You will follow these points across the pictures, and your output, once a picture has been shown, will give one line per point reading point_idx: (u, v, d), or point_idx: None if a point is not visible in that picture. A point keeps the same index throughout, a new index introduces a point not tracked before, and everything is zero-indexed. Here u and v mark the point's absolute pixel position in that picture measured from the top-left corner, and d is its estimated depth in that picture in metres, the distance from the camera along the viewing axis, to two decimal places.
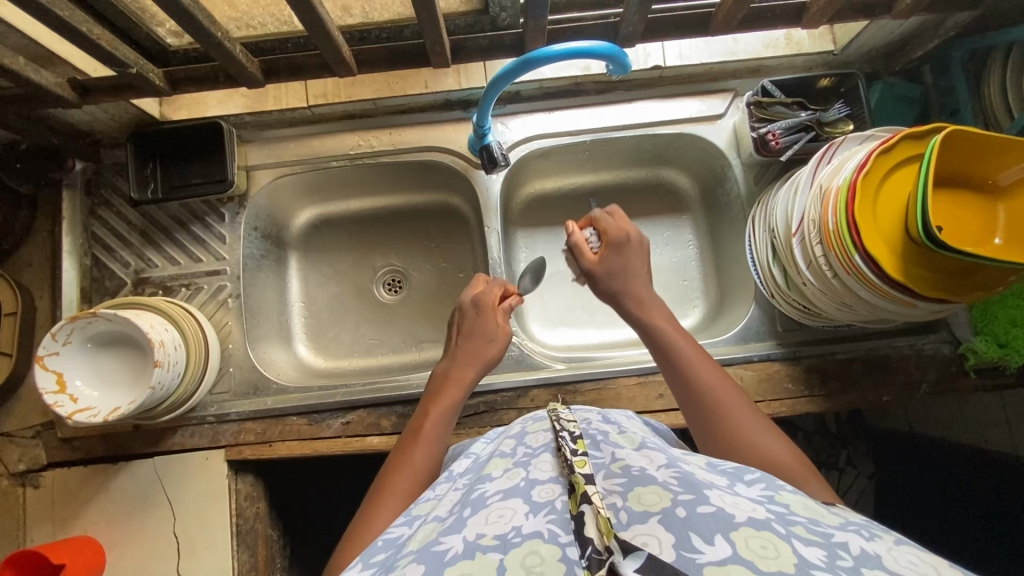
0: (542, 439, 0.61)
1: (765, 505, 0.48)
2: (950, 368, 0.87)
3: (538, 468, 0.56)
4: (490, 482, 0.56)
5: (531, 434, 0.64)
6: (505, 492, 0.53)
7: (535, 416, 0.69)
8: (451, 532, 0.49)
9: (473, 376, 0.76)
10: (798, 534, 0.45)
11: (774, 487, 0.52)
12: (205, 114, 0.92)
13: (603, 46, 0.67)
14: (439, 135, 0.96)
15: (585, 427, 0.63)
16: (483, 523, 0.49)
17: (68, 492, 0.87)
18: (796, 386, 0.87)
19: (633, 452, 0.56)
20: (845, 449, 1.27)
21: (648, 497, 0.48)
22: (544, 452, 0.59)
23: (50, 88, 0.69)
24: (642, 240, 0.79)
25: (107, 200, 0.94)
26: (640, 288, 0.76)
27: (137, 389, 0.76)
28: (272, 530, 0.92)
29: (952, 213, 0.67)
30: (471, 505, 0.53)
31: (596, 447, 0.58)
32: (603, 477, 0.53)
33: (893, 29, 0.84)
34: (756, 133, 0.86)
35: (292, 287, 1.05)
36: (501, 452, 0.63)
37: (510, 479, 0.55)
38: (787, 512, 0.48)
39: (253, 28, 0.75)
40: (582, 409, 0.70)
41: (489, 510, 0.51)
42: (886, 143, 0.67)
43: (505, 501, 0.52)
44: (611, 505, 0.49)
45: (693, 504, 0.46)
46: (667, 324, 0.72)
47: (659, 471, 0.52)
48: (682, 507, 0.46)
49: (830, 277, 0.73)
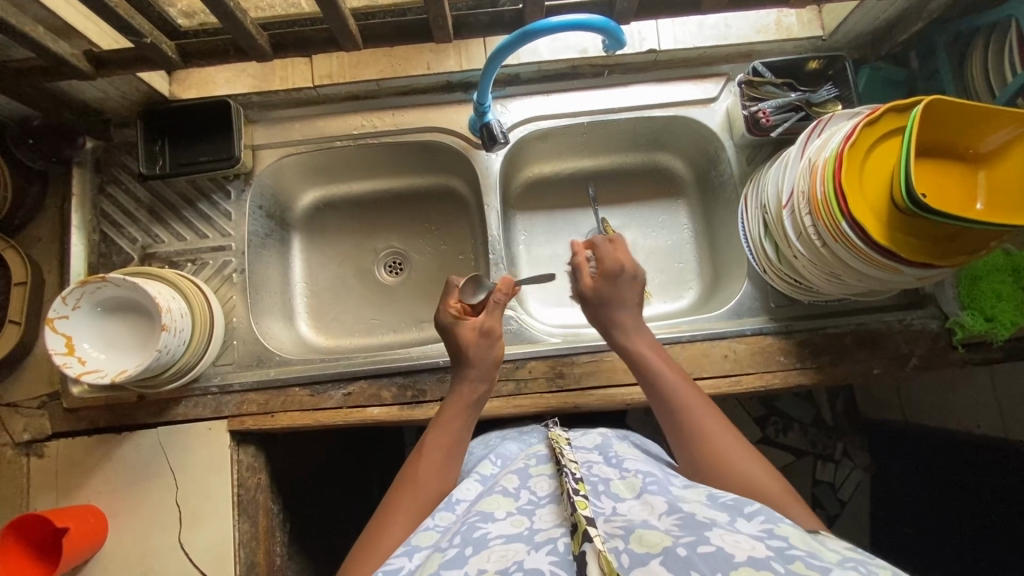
0: (546, 488, 0.63)
1: (765, 542, 0.49)
2: (938, 343, 0.89)
3: (541, 517, 0.58)
4: (493, 521, 0.58)
5: (535, 477, 0.65)
6: (507, 537, 0.55)
7: (538, 453, 0.71)
8: (453, 566, 0.52)
9: (472, 393, 0.75)
10: (797, 572, 0.45)
11: (774, 521, 0.53)
12: (213, 93, 0.94)
13: (598, 19, 0.70)
14: (441, 116, 0.98)
15: (587, 470, 0.67)
16: (486, 563, 0.52)
17: (72, 461, 0.88)
18: (788, 359, 0.89)
19: (634, 505, 0.58)
20: (840, 441, 1.29)
21: (650, 539, 0.51)
22: (547, 503, 0.61)
23: (67, 58, 0.72)
24: (636, 272, 0.78)
25: (116, 177, 0.96)
26: (629, 318, 0.77)
27: (144, 352, 0.78)
28: (272, 503, 0.93)
29: (936, 181, 0.69)
30: (473, 544, 0.55)
31: (597, 496, 0.61)
32: (604, 523, 0.56)
33: (879, 14, 0.88)
34: (748, 111, 0.89)
35: (295, 267, 1.07)
36: (504, 489, 0.63)
37: (513, 526, 0.57)
38: (787, 547, 0.49)
39: (263, 10, 0.81)
40: (581, 448, 0.73)
41: (491, 550, 0.53)
42: (871, 115, 0.70)
43: (508, 544, 0.54)
44: (614, 548, 0.51)
45: (694, 545, 0.49)
46: (653, 353, 0.74)
47: (661, 521, 0.54)
48: (683, 547, 0.49)
49: (819, 246, 0.75)
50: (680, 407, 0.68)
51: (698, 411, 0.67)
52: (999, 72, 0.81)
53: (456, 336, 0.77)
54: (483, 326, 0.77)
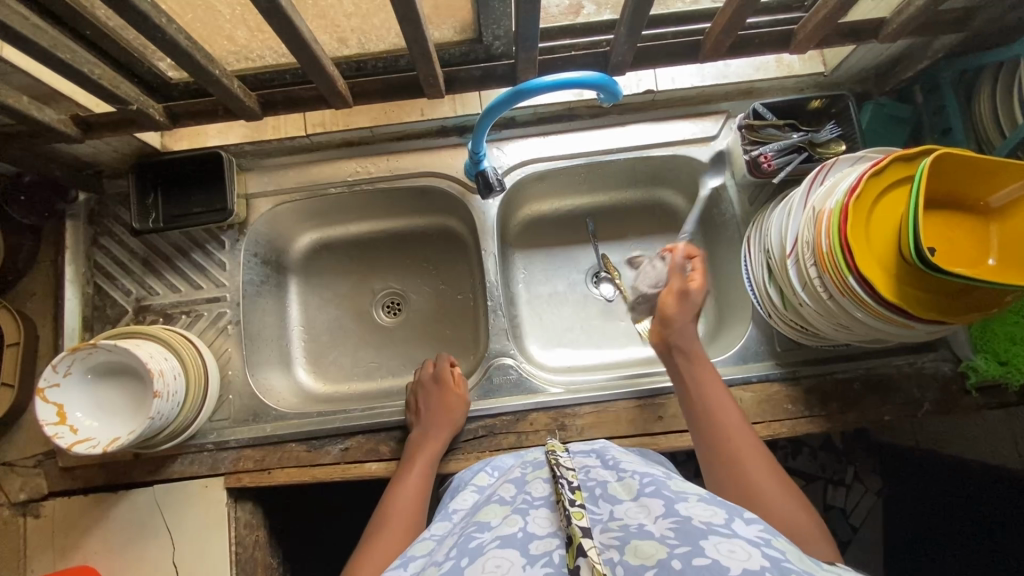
0: (542, 488, 0.62)
1: (761, 549, 0.47)
2: (951, 388, 0.87)
3: (535, 521, 0.56)
4: (488, 531, 0.57)
5: (530, 482, 0.65)
6: (502, 540, 0.54)
7: (535, 461, 0.71)
8: None
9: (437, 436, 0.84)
10: None
11: (771, 531, 0.51)
12: (206, 144, 0.94)
13: (594, 77, 0.69)
14: (436, 160, 0.97)
15: (585, 476, 0.65)
16: (479, 573, 0.50)
17: (68, 521, 0.86)
18: (796, 407, 0.87)
19: (631, 506, 0.56)
20: (852, 465, 1.16)
21: (645, 550, 0.49)
22: (541, 505, 0.59)
23: (53, 124, 0.72)
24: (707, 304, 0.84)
25: (109, 228, 0.95)
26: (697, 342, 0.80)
27: (136, 420, 0.76)
28: (272, 559, 0.92)
29: (945, 234, 0.67)
30: (468, 554, 0.53)
31: (595, 502, 0.59)
32: (601, 531, 0.53)
33: (882, 52, 0.86)
34: (748, 156, 0.87)
35: (292, 312, 1.05)
36: (501, 498, 0.63)
37: (508, 527, 0.56)
38: (783, 560, 0.47)
39: (252, 60, 0.77)
40: (580, 453, 0.72)
41: (486, 558, 0.52)
42: (877, 166, 0.67)
43: (502, 550, 0.53)
44: (609, 560, 0.49)
45: (689, 556, 0.46)
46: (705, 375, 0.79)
47: (657, 525, 0.52)
48: (677, 559, 0.46)
49: (826, 299, 0.73)
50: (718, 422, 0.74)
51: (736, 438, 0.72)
52: (1009, 112, 0.78)
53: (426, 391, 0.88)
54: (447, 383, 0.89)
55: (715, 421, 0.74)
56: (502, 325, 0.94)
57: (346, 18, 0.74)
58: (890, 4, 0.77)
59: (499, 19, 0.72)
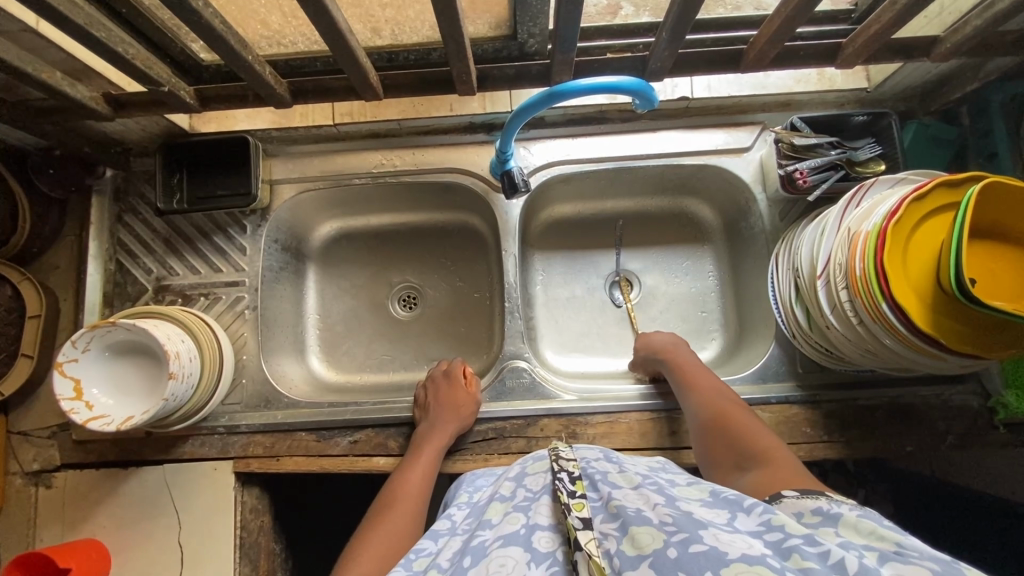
0: (541, 481, 0.61)
1: (761, 539, 0.45)
2: (978, 422, 0.84)
3: (537, 512, 0.56)
4: (490, 528, 0.56)
5: (530, 476, 0.64)
6: (505, 538, 0.53)
7: (536, 456, 0.69)
8: None
9: (445, 438, 0.82)
10: (795, 568, 0.42)
11: (771, 508, 0.49)
12: (233, 128, 0.95)
13: (630, 81, 0.67)
14: (462, 156, 0.96)
15: (586, 465, 0.61)
16: None
17: (79, 494, 0.87)
18: (814, 431, 0.85)
19: (630, 492, 0.53)
20: (861, 489, 1.08)
21: (642, 538, 0.46)
22: (543, 495, 0.59)
23: (85, 101, 0.73)
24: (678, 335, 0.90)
25: (134, 206, 0.95)
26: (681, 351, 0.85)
27: (151, 399, 0.77)
28: (275, 544, 0.92)
29: (987, 265, 0.65)
30: (472, 553, 0.53)
31: (594, 488, 0.56)
32: (601, 520, 0.51)
33: (930, 70, 0.83)
34: (784, 170, 0.84)
35: (309, 299, 1.05)
36: (501, 495, 0.62)
37: (510, 524, 0.55)
38: (784, 539, 0.45)
39: (284, 46, 0.77)
40: (584, 447, 0.67)
41: (489, 559, 0.51)
42: (920, 190, 0.64)
43: (505, 549, 0.52)
44: (606, 552, 0.48)
45: (685, 543, 0.44)
46: (684, 361, 0.83)
47: (655, 511, 0.49)
48: (674, 547, 0.44)
49: (855, 323, 0.70)
50: (696, 391, 0.78)
51: (714, 397, 0.76)
52: None
53: (434, 390, 0.87)
54: (463, 382, 0.88)
55: (696, 405, 0.76)
56: (518, 328, 0.93)
57: (381, 8, 0.73)
58: (944, 21, 0.75)
59: (536, 17, 0.70)
